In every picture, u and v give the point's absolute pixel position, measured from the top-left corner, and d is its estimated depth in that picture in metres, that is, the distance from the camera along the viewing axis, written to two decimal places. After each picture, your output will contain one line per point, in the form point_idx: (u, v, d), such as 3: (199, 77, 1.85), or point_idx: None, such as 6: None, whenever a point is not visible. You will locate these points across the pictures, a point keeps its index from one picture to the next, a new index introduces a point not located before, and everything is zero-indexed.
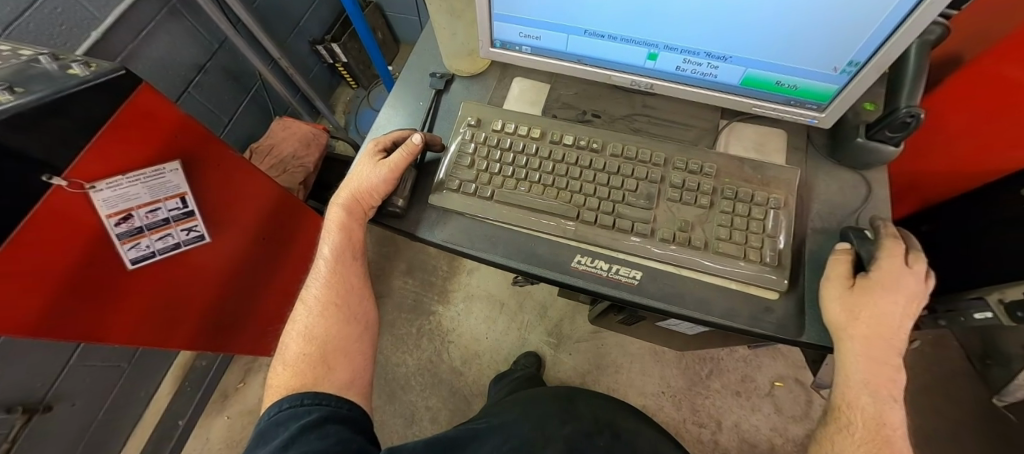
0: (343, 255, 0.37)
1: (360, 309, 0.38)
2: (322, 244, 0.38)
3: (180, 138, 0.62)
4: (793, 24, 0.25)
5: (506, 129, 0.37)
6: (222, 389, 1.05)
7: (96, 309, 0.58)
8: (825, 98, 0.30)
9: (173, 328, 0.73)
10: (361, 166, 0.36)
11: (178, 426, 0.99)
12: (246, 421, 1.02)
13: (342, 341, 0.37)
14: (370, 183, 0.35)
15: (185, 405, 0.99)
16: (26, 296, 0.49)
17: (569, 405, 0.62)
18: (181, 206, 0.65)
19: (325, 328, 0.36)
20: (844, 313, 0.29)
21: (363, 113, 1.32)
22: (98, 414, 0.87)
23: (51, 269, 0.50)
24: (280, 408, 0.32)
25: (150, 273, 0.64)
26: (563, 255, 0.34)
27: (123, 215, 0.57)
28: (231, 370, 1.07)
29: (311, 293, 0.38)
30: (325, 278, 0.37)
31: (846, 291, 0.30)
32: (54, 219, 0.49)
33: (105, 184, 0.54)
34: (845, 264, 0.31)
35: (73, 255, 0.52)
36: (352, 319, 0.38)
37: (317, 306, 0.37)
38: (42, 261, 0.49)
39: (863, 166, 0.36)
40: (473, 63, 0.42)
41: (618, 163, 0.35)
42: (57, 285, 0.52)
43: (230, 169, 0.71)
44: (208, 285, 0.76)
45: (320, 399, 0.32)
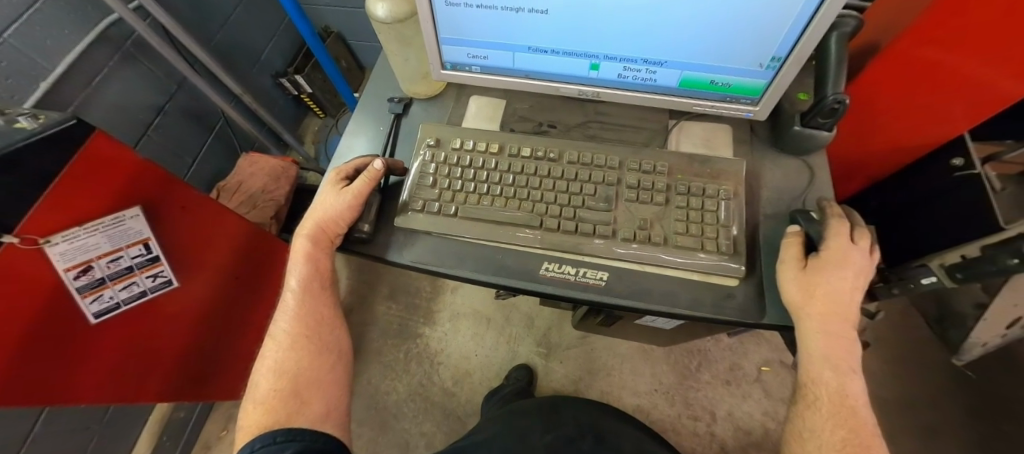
0: (310, 285, 0.37)
1: (332, 338, 0.38)
2: (289, 277, 0.37)
3: (139, 183, 0.61)
4: (716, 27, 0.27)
5: (465, 146, 0.38)
6: (204, 440, 1.01)
7: (58, 370, 0.55)
8: (756, 92, 0.32)
9: (145, 380, 0.70)
10: (323, 195, 0.36)
11: None
12: None
13: (316, 372, 0.36)
14: (334, 211, 0.35)
15: None
16: None
17: (553, 415, 0.63)
18: (145, 252, 0.63)
19: (297, 360, 0.36)
20: (798, 291, 0.31)
21: (333, 142, 1.31)
22: None
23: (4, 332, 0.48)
24: (251, 450, 0.30)
25: (116, 325, 0.62)
26: (531, 264, 0.35)
27: (82, 267, 0.55)
28: (213, 418, 1.03)
29: (279, 328, 0.37)
30: (292, 311, 0.37)
31: (801, 272, 0.31)
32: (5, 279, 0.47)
33: (61, 237, 0.52)
34: (796, 248, 0.32)
35: (29, 314, 0.50)
36: (324, 350, 0.37)
37: (287, 340, 0.37)
38: None
39: (804, 152, 0.38)
40: (429, 86, 0.43)
41: (575, 169, 0.36)
42: (12, 348, 0.49)
43: (195, 210, 0.70)
44: (179, 332, 0.73)
45: (295, 435, 0.31)
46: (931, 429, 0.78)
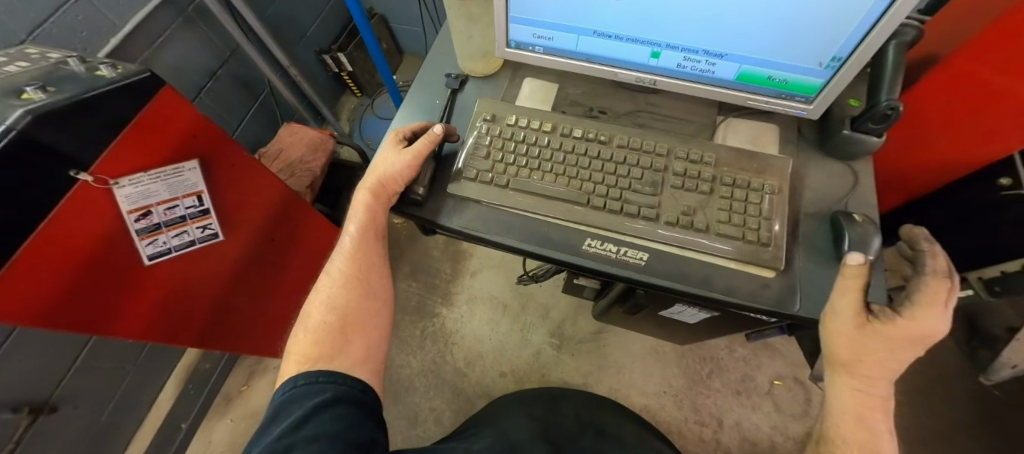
0: (366, 237, 0.40)
1: (378, 286, 0.41)
2: (349, 222, 0.40)
3: (198, 138, 0.64)
4: (780, 23, 0.29)
5: (519, 123, 0.40)
6: (225, 393, 1.06)
7: (110, 304, 0.60)
8: (812, 91, 0.33)
9: (184, 325, 0.74)
10: (385, 153, 0.39)
11: (180, 429, 0.98)
12: (248, 424, 1.02)
13: (361, 318, 0.39)
14: (394, 170, 0.37)
15: (188, 408, 0.99)
16: (48, 288, 0.50)
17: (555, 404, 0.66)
18: (198, 203, 0.67)
19: (347, 298, 0.39)
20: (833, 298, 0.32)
21: (368, 121, 1.35)
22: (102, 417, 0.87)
23: (71, 262, 0.52)
24: (295, 385, 0.33)
25: (164, 271, 0.66)
26: (575, 239, 0.37)
27: (143, 211, 0.59)
28: (236, 372, 1.08)
29: (335, 268, 0.40)
30: (348, 254, 0.40)
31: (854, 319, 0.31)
32: (80, 213, 0.51)
33: (127, 180, 0.56)
34: (857, 301, 0.30)
35: (94, 247, 0.54)
36: (371, 295, 0.40)
37: (339, 282, 0.40)
38: (63, 254, 0.51)
39: (850, 157, 0.39)
40: (487, 64, 0.45)
41: (624, 153, 0.38)
42: (75, 279, 0.53)
43: (243, 170, 0.73)
44: (217, 284, 0.77)
45: (335, 378, 0.34)
46: None
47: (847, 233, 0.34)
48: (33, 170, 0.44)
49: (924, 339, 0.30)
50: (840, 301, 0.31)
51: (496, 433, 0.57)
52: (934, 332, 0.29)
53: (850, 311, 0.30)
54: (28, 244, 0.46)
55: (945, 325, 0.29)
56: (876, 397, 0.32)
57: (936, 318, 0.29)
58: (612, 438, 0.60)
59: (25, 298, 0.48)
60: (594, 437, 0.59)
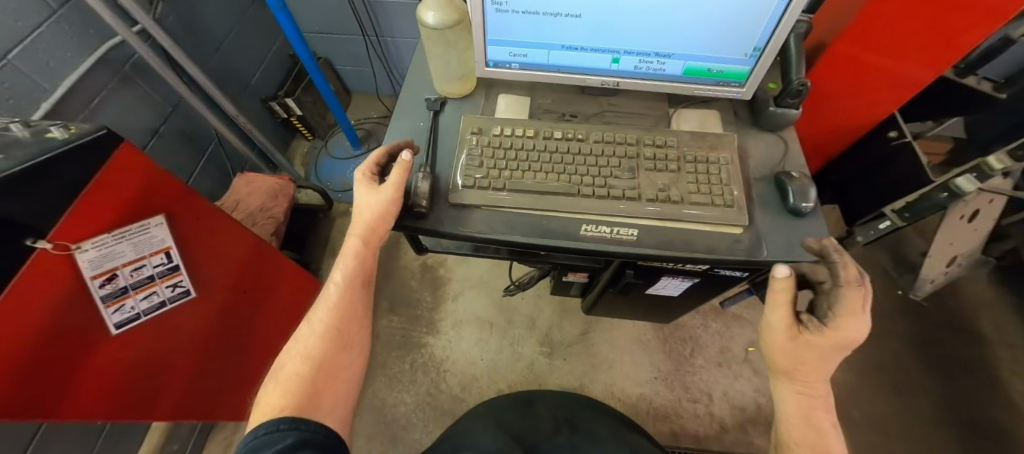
0: (349, 285, 0.43)
1: (356, 335, 0.43)
2: (335, 270, 0.43)
3: (160, 193, 0.62)
4: (708, 25, 0.36)
5: (505, 133, 0.44)
6: None
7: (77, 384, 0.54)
8: (742, 77, 0.41)
9: (158, 397, 0.67)
10: (366, 193, 0.41)
11: None
12: None
13: (337, 367, 0.40)
14: (379, 208, 0.40)
15: None
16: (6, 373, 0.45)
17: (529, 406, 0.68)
18: (165, 261, 0.64)
19: (324, 350, 0.40)
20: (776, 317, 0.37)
21: (324, 163, 1.35)
22: None
23: (31, 340, 0.47)
24: (253, 436, 0.31)
25: (133, 338, 0.61)
26: (572, 226, 0.41)
27: (107, 275, 0.55)
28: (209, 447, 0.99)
29: (314, 316, 0.42)
30: (333, 303, 0.42)
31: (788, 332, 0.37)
32: (39, 284, 0.47)
33: (90, 244, 0.52)
34: (786, 318, 0.36)
35: (56, 321, 0.50)
36: (348, 347, 0.42)
37: (319, 330, 0.41)
38: (23, 332, 0.46)
39: (778, 127, 0.47)
40: (463, 85, 0.49)
41: (600, 147, 0.43)
42: (36, 359, 0.48)
43: (206, 221, 0.71)
44: (190, 347, 0.71)
45: (297, 424, 0.33)
46: (895, 386, 0.88)
47: (790, 188, 0.41)
48: None
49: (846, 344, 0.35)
50: (776, 320, 0.37)
51: (509, 438, 0.59)
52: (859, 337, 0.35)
53: (782, 325, 0.37)
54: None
55: (864, 327, 0.35)
56: (818, 397, 0.38)
57: (857, 323, 0.34)
58: (585, 430, 0.62)
59: None
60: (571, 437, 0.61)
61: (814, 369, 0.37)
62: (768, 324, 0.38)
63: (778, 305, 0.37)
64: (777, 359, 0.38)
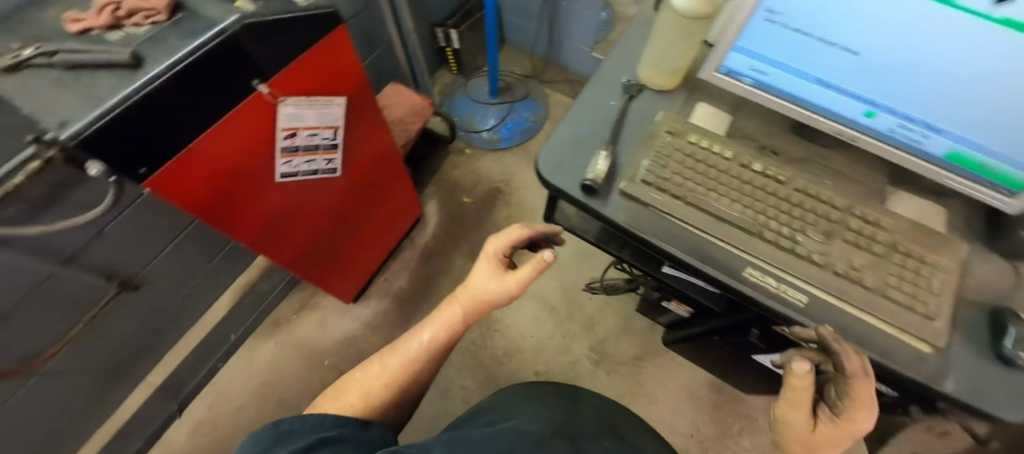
0: (435, 342, 0.53)
1: (414, 386, 0.52)
2: (425, 330, 0.53)
3: (350, 77, 0.68)
4: (1006, 118, 0.30)
5: (701, 143, 0.42)
6: (275, 318, 1.23)
7: (240, 209, 0.65)
8: (1020, 187, 0.34)
9: (282, 245, 0.79)
10: (490, 271, 0.53)
11: (229, 338, 1.16)
12: (291, 350, 1.20)
13: (392, 404, 0.50)
14: (495, 290, 0.52)
15: (239, 320, 1.16)
16: (204, 181, 0.56)
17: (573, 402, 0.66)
18: (332, 138, 0.71)
19: (382, 394, 0.49)
20: (789, 406, 0.39)
21: (459, 100, 1.51)
22: (169, 306, 1.01)
23: (228, 162, 0.57)
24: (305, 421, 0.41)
25: (286, 191, 0.71)
26: (737, 264, 0.38)
27: (292, 132, 0.64)
28: (289, 300, 1.25)
29: (391, 364, 0.52)
30: (409, 356, 0.52)
31: (807, 423, 0.39)
32: (247, 118, 0.55)
33: (292, 100, 0.60)
34: (799, 416, 0.39)
35: (247, 154, 0.59)
36: (404, 396, 0.51)
37: (388, 375, 0.51)
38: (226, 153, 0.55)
39: (1019, 257, 0.39)
40: (669, 81, 0.47)
41: (800, 196, 0.39)
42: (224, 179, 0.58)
43: (369, 115, 0.78)
44: (316, 215, 0.81)
45: (337, 420, 0.43)
46: None
47: (1013, 330, 0.34)
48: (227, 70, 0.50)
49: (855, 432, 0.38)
50: (791, 415, 0.40)
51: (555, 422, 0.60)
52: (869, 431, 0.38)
53: (797, 419, 0.39)
54: (206, 131, 0.51)
55: (875, 418, 0.37)
56: None
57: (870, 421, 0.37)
58: (631, 441, 0.62)
59: (187, 184, 0.54)
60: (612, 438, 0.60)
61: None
62: (783, 419, 0.40)
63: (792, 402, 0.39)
64: (791, 442, 0.42)
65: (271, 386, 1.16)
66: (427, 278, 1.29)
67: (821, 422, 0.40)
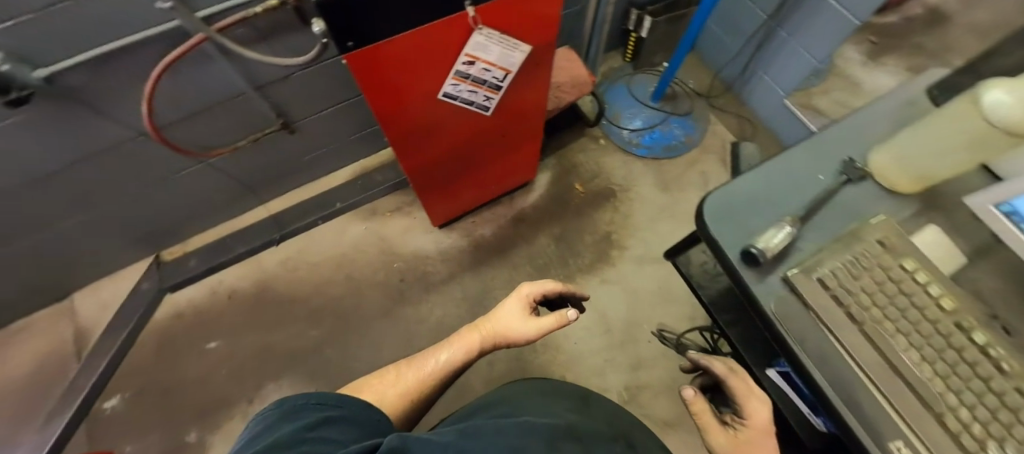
0: (455, 358, 0.69)
1: (419, 404, 0.65)
2: (444, 354, 0.70)
3: (543, 31, 0.72)
4: None
5: (911, 276, 0.43)
6: (374, 206, 1.40)
7: (406, 113, 0.76)
8: None
9: (418, 154, 0.91)
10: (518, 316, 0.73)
11: (337, 203, 1.37)
12: (375, 236, 1.35)
13: (404, 409, 0.63)
14: (520, 330, 0.73)
15: (349, 193, 1.38)
16: (394, 78, 0.66)
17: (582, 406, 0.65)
18: (499, 79, 0.78)
19: (396, 401, 0.63)
20: (713, 430, 0.52)
21: (617, 87, 1.49)
22: (309, 153, 1.30)
23: (416, 69, 0.67)
24: (305, 401, 0.44)
25: (442, 112, 0.81)
26: (875, 404, 0.39)
27: (472, 61, 0.71)
28: (390, 197, 1.41)
29: (409, 378, 0.65)
30: (426, 373, 0.66)
31: (727, 435, 0.51)
32: (445, 33, 0.62)
33: (486, 31, 0.65)
34: (715, 432, 0.52)
35: (431, 67, 0.68)
36: (411, 407, 0.64)
37: (405, 387, 0.64)
38: (417, 60, 0.65)
39: None
40: (910, 186, 0.49)
41: (996, 381, 0.38)
42: (407, 82, 0.69)
43: (538, 71, 0.83)
44: (453, 140, 0.92)
45: (335, 402, 0.45)
46: None
47: None
48: None
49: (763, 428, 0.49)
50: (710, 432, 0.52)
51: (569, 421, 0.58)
52: (769, 422, 0.49)
53: (718, 436, 0.51)
54: (402, 36, 0.58)
55: (762, 408, 0.50)
56: None
57: (755, 408, 0.50)
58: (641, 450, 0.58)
59: (383, 77, 0.65)
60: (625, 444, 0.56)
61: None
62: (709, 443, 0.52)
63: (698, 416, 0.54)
64: None
65: (348, 260, 1.33)
66: (509, 240, 1.33)
67: (735, 429, 0.51)
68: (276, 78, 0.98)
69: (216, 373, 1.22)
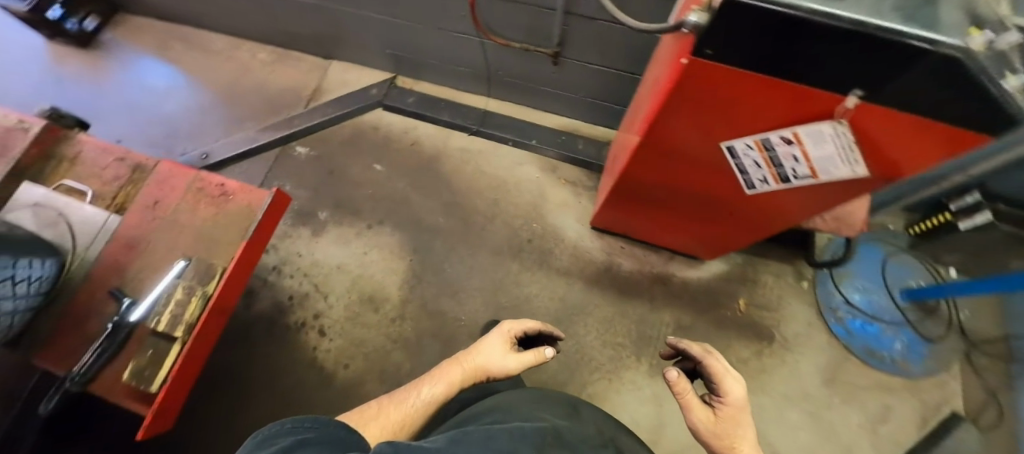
0: (433, 390, 0.84)
1: (414, 422, 0.80)
2: (423, 388, 0.84)
3: (894, 166, 0.59)
4: None
5: None
6: (557, 165, 1.40)
7: (676, 135, 0.70)
8: None
9: (643, 169, 0.86)
10: (493, 360, 0.88)
11: (532, 141, 1.39)
12: (538, 188, 1.37)
13: (403, 430, 0.78)
14: (498, 368, 0.88)
15: (548, 139, 1.39)
16: (704, 102, 0.61)
17: (575, 411, 0.67)
18: (794, 175, 0.67)
19: (392, 429, 0.76)
20: (696, 410, 0.59)
21: (868, 249, 1.20)
22: (547, 86, 1.31)
23: (732, 107, 0.60)
24: (281, 426, 0.48)
25: (706, 157, 0.73)
26: None
27: (791, 141, 0.61)
28: (575, 168, 1.39)
29: (395, 409, 0.79)
30: (413, 408, 0.80)
31: (709, 414, 0.59)
32: (799, 100, 0.54)
33: (841, 129, 0.55)
34: (697, 409, 0.59)
35: (748, 116, 0.60)
36: (407, 427, 0.79)
37: (391, 421, 0.78)
38: (745, 102, 0.58)
39: None
40: None
41: None
42: (711, 112, 0.62)
43: (836, 194, 0.70)
44: (684, 181, 0.84)
45: (310, 425, 0.48)
46: None
47: None
48: (877, 66, 0.45)
49: (739, 401, 0.59)
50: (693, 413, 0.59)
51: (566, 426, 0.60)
52: (740, 397, 0.59)
53: (701, 411, 0.59)
54: (752, 75, 0.52)
55: (739, 383, 0.59)
56: (750, 428, 0.59)
57: (732, 387, 0.59)
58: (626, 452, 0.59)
59: (698, 95, 0.60)
60: (609, 449, 0.56)
61: (739, 424, 0.58)
62: (694, 419, 0.59)
63: (683, 401, 0.59)
64: (718, 438, 0.58)
65: (504, 189, 1.37)
66: (638, 289, 1.24)
67: (718, 408, 0.60)
68: (588, 15, 1.00)
69: (362, 187, 1.41)
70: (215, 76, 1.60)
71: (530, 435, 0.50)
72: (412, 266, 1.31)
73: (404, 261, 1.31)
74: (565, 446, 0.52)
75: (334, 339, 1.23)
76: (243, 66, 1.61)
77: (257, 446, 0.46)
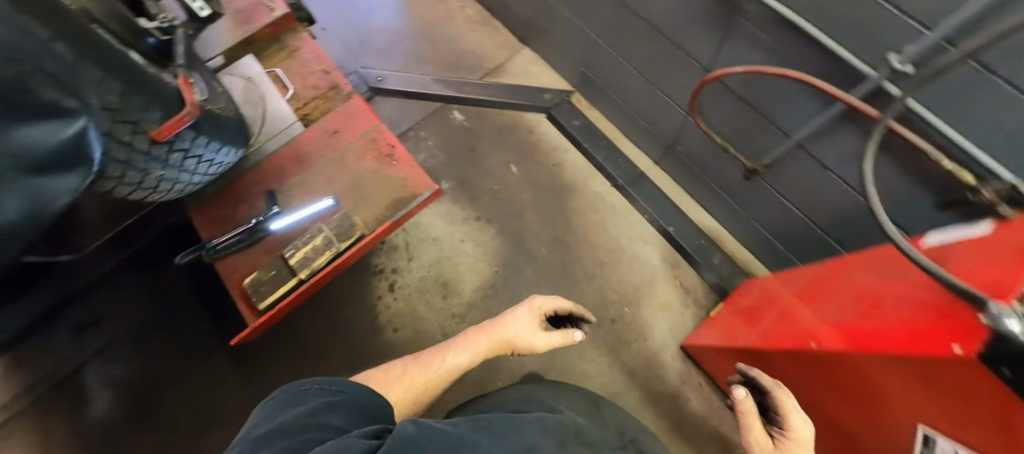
0: (459, 357, 0.90)
1: (429, 390, 0.84)
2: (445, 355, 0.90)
3: None
4: None
5: None
6: (680, 262, 1.28)
7: (864, 374, 0.58)
8: None
9: (792, 362, 0.74)
10: (516, 333, 0.98)
11: (670, 227, 1.28)
12: (649, 273, 1.27)
13: (421, 393, 0.82)
14: (523, 341, 0.97)
15: (686, 234, 1.28)
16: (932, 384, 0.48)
17: (598, 409, 0.80)
18: None
19: (409, 390, 0.80)
20: (754, 430, 0.67)
21: None
22: (718, 187, 1.20)
23: (965, 418, 0.46)
24: (303, 387, 0.53)
25: (889, 412, 0.60)
26: None
27: None
28: (697, 276, 1.26)
29: (420, 372, 0.84)
30: (434, 374, 0.85)
31: (766, 440, 0.67)
32: None
33: None
34: (756, 429, 0.67)
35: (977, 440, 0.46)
36: (422, 392, 0.82)
37: (414, 379, 0.82)
38: (988, 430, 0.44)
39: None
40: None
41: None
42: (932, 396, 0.49)
43: None
44: (837, 403, 0.71)
45: (333, 388, 0.54)
46: None
47: None
48: None
49: (801, 441, 0.65)
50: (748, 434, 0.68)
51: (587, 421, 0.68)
52: (805, 436, 0.66)
53: (759, 433, 0.67)
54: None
55: (805, 427, 0.66)
56: None
57: (796, 424, 0.67)
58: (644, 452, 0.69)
59: (929, 375, 0.47)
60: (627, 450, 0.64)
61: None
62: (754, 441, 0.67)
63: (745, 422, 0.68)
64: None
65: (616, 255, 1.29)
66: (693, 434, 1.13)
67: (777, 438, 0.67)
68: (827, 163, 0.83)
69: (489, 178, 1.41)
70: (422, 10, 1.67)
71: (557, 428, 0.56)
72: (493, 277, 1.31)
73: (489, 269, 1.31)
74: (585, 440, 0.58)
75: (399, 300, 1.30)
76: (450, 12, 1.66)
77: (285, 404, 0.51)
